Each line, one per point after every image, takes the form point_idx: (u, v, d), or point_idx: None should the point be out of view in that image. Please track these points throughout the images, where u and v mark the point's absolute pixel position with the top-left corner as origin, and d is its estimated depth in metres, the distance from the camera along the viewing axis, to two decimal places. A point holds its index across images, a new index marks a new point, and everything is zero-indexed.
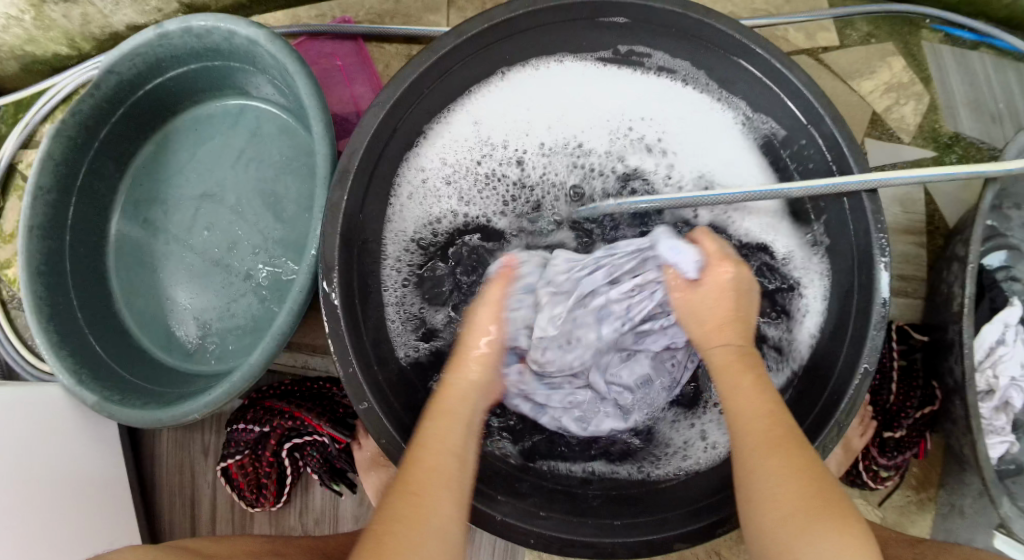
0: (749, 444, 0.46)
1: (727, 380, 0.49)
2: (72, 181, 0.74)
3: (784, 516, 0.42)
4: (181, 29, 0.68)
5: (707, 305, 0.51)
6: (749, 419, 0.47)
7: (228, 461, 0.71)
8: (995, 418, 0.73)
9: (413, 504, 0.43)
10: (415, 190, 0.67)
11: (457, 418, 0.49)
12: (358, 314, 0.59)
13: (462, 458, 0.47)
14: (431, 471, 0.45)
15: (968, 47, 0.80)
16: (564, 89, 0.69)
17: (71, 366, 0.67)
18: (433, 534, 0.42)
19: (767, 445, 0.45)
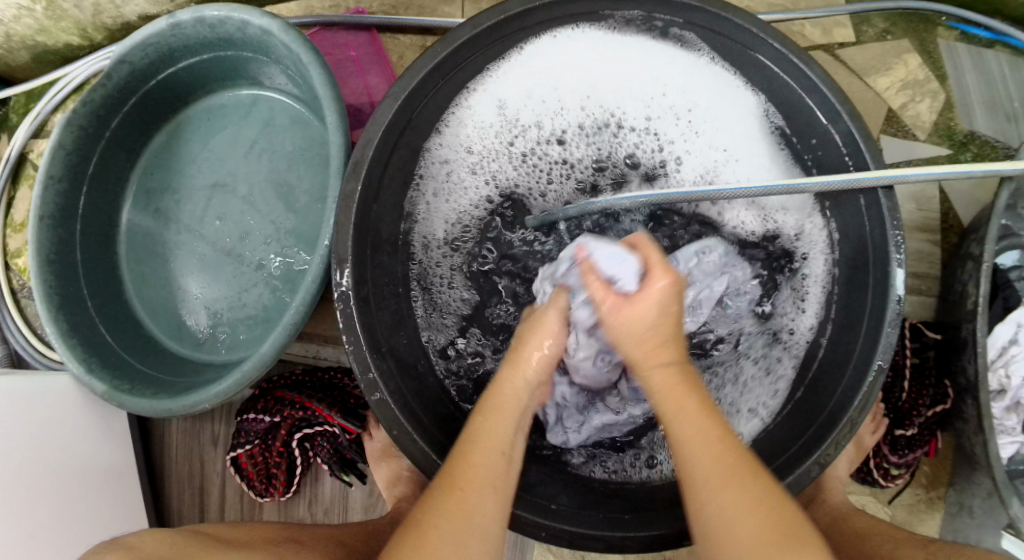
0: (700, 472, 0.43)
1: (665, 402, 0.45)
2: (83, 171, 0.74)
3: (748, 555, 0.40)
4: (193, 19, 0.68)
5: (635, 324, 0.47)
6: (695, 448, 0.43)
7: (238, 450, 0.72)
8: (1006, 418, 0.72)
9: (455, 499, 0.44)
10: (438, 186, 0.68)
11: (508, 422, 0.48)
12: (375, 307, 0.60)
13: (509, 456, 0.47)
14: (478, 470, 0.45)
15: (985, 45, 0.79)
16: (582, 81, 0.68)
17: (81, 355, 0.67)
18: (474, 533, 0.43)
19: (719, 472, 0.42)
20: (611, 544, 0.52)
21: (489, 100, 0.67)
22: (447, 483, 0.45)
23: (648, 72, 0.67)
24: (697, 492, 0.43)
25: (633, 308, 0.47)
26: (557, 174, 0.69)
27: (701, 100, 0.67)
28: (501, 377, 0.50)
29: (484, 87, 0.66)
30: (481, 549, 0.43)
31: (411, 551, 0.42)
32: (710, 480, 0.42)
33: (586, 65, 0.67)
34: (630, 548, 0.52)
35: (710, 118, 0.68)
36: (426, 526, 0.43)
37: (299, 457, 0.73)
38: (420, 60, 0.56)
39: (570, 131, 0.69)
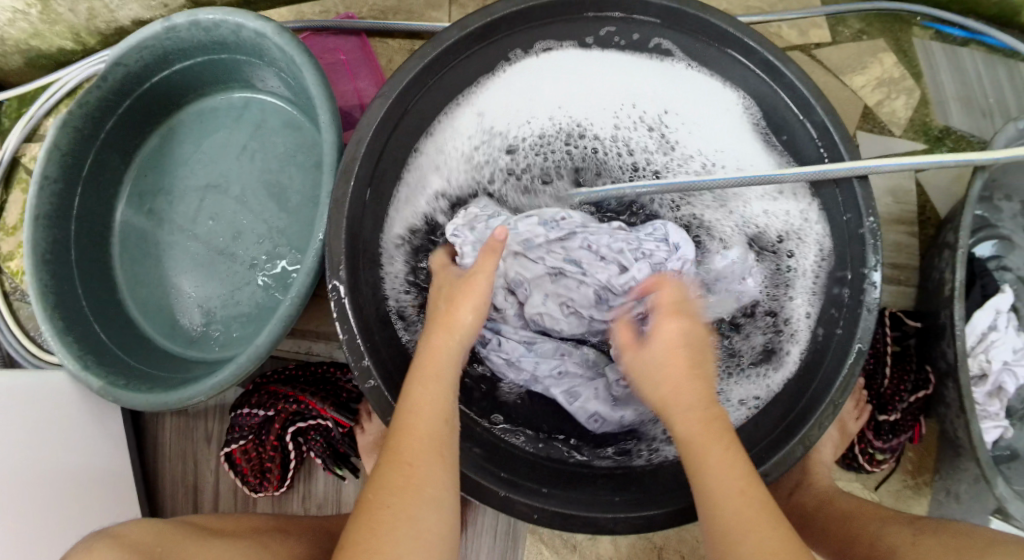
0: (729, 507, 0.43)
1: (697, 435, 0.46)
2: (78, 171, 0.75)
3: None
4: (188, 22, 0.69)
5: (663, 366, 0.50)
6: (721, 491, 0.44)
7: (232, 446, 0.72)
8: (988, 403, 0.74)
9: (405, 474, 0.45)
10: (412, 182, 0.67)
11: (445, 386, 0.49)
12: (365, 301, 0.60)
13: (451, 421, 0.48)
14: (421, 440, 0.46)
15: (959, 43, 0.82)
16: (562, 76, 0.69)
17: (76, 352, 0.68)
18: (428, 503, 0.44)
19: (744, 507, 0.43)
20: (602, 525, 0.54)
21: (471, 113, 0.68)
22: (392, 456, 0.46)
23: (624, 81, 0.69)
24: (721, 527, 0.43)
25: (650, 347, 0.52)
26: (535, 180, 0.69)
27: (676, 105, 0.69)
28: (434, 342, 0.50)
29: (468, 93, 0.67)
30: (436, 520, 0.44)
31: (367, 532, 0.43)
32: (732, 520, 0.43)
33: (565, 76, 0.69)
34: (620, 531, 0.54)
35: (687, 114, 0.69)
36: (376, 503, 0.45)
37: (292, 451, 0.73)
38: (406, 66, 0.58)
39: (543, 135, 0.69)
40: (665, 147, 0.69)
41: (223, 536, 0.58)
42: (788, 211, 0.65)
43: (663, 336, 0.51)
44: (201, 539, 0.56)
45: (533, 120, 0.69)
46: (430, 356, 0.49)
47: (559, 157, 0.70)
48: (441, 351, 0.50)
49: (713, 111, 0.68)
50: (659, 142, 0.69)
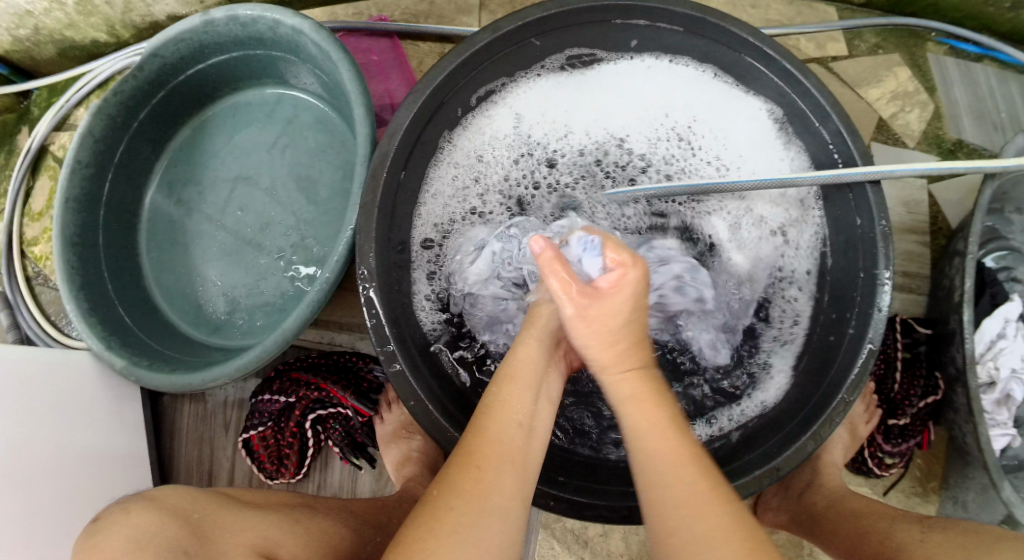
0: (666, 490, 0.45)
1: (631, 411, 0.49)
2: (110, 158, 0.77)
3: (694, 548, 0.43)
4: (227, 17, 0.72)
5: (595, 321, 0.50)
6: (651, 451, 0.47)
7: (251, 432, 0.74)
8: (997, 412, 0.76)
9: (474, 477, 0.45)
10: (447, 183, 0.69)
11: (525, 389, 0.50)
12: (394, 293, 0.61)
13: (527, 429, 0.49)
14: (493, 445, 0.47)
15: (972, 59, 0.84)
16: (593, 81, 0.72)
17: (100, 332, 0.69)
18: (492, 510, 0.44)
19: (680, 492, 0.45)
20: (621, 512, 0.54)
21: (507, 113, 0.70)
22: (465, 458, 0.46)
23: (660, 95, 0.72)
24: (664, 515, 0.45)
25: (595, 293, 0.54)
26: (558, 177, 0.71)
27: (698, 113, 0.71)
28: (525, 343, 0.53)
29: (503, 99, 0.70)
30: (498, 531, 0.44)
31: (424, 530, 0.43)
32: (676, 502, 0.44)
33: (594, 81, 0.72)
34: (635, 517, 0.54)
35: (711, 122, 0.71)
36: (442, 502, 0.44)
37: (311, 439, 0.75)
38: (438, 67, 0.59)
39: (571, 138, 0.72)
40: (690, 154, 0.71)
41: None
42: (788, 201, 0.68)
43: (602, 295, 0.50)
44: None
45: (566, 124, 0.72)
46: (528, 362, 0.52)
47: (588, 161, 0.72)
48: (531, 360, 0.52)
49: (736, 119, 0.70)
50: (684, 148, 0.71)
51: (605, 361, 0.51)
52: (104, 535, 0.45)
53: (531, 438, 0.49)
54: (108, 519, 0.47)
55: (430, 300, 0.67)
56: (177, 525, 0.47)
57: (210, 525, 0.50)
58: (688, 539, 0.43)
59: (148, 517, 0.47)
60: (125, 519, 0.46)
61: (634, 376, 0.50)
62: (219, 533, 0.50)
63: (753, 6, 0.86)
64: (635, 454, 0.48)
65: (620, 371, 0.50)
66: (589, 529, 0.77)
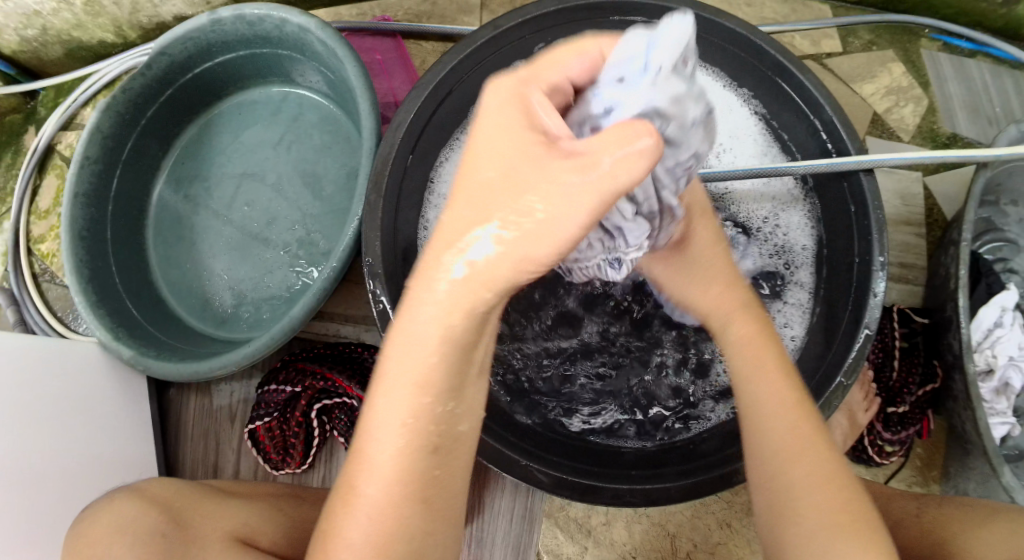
0: (775, 436, 0.48)
1: (743, 362, 0.53)
2: (118, 155, 0.78)
3: (818, 523, 0.44)
4: (233, 16, 0.73)
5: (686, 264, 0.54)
6: (771, 412, 0.49)
7: (257, 422, 0.75)
8: (996, 401, 0.78)
9: (367, 520, 0.39)
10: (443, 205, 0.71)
11: (418, 408, 0.39)
12: None
13: (434, 447, 0.40)
14: (389, 478, 0.39)
15: (966, 54, 0.86)
16: None
17: (108, 324, 0.70)
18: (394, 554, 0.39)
19: (790, 437, 0.48)
20: (621, 496, 0.56)
21: None
22: (351, 491, 0.40)
23: None
24: (767, 462, 0.48)
25: (585, 145, 0.37)
26: None
27: None
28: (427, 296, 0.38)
29: None
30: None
31: None
32: (784, 446, 0.48)
33: None
34: (637, 500, 0.56)
35: None
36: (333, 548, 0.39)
37: (317, 429, 0.76)
38: (440, 62, 0.61)
39: None
40: None
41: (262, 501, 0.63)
42: (775, 198, 0.71)
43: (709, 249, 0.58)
44: None
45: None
46: (427, 349, 0.38)
47: None
48: (432, 362, 0.38)
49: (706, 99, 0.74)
50: None
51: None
52: (92, 522, 0.56)
53: (433, 453, 0.40)
54: (96, 508, 0.57)
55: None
56: (157, 511, 0.57)
57: None
58: (792, 480, 0.46)
59: (131, 506, 0.57)
60: (110, 510, 0.56)
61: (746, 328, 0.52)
62: (197, 518, 0.59)
63: (747, 5, 0.88)
64: (752, 421, 0.50)
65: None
66: (592, 518, 0.77)
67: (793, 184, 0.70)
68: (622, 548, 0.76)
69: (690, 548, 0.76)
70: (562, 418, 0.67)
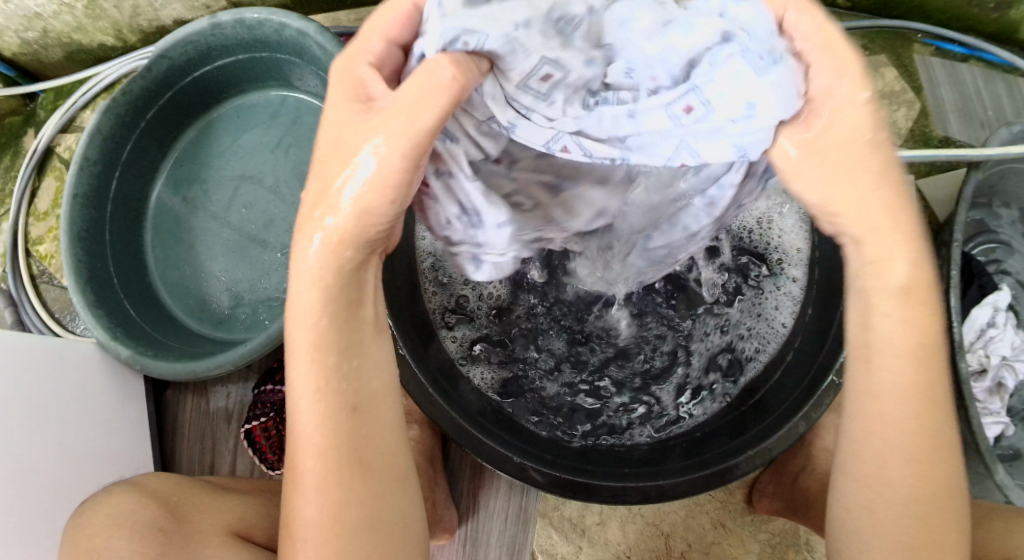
0: (897, 436, 0.43)
1: (889, 338, 0.42)
2: (117, 156, 0.78)
3: (902, 537, 0.43)
4: (233, 20, 0.74)
5: (828, 147, 0.37)
6: (901, 406, 0.42)
7: (254, 423, 0.75)
8: (989, 401, 0.79)
9: (320, 493, 0.42)
10: None
11: (326, 377, 0.41)
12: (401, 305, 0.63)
13: (354, 409, 0.42)
14: (321, 449, 0.41)
15: (959, 59, 0.87)
16: None
17: (107, 324, 0.71)
18: (348, 522, 0.42)
19: (913, 440, 0.43)
20: (618, 493, 0.56)
21: None
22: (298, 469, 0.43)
23: None
24: (878, 458, 0.44)
25: (396, 97, 0.35)
26: None
27: None
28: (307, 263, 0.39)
29: None
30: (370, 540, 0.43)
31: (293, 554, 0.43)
32: (903, 450, 0.43)
33: None
34: (632, 498, 0.56)
35: None
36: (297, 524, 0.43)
37: None
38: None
39: None
40: None
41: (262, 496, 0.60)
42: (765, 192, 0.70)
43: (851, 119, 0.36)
44: None
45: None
46: (311, 314, 0.40)
47: None
48: (314, 326, 0.40)
49: None
50: None
51: (830, 192, 0.39)
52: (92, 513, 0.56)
53: (345, 416, 0.41)
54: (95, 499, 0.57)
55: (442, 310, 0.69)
56: (156, 504, 0.57)
57: None
58: (897, 490, 0.43)
59: (130, 497, 0.57)
60: (110, 500, 0.57)
61: (920, 260, 0.40)
62: (195, 511, 0.59)
63: None
64: (879, 412, 0.43)
65: (868, 194, 0.38)
66: (587, 518, 0.77)
67: None
68: (617, 548, 0.77)
69: (685, 548, 0.76)
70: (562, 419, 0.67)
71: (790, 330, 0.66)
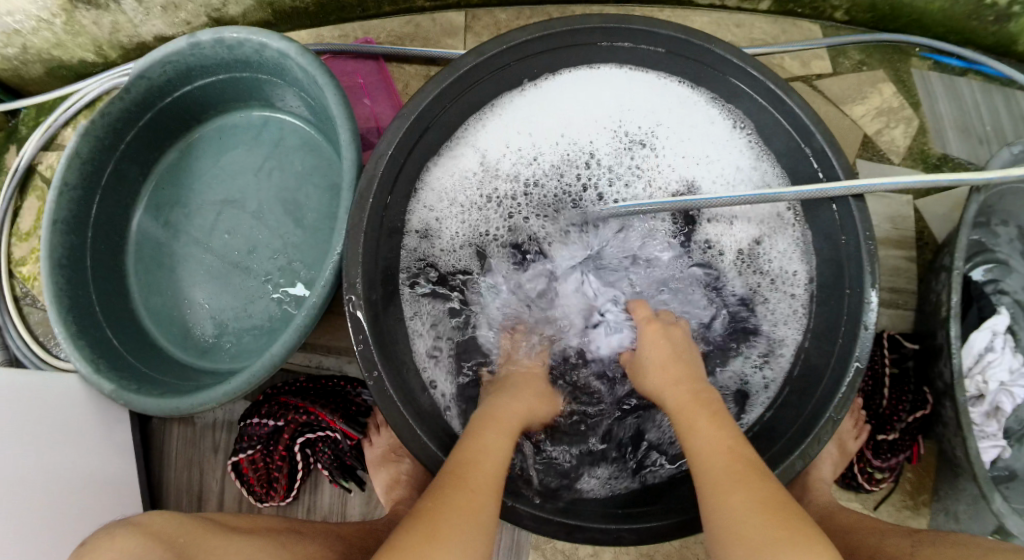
0: (706, 470, 0.50)
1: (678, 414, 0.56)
2: (97, 180, 0.76)
3: (756, 546, 0.44)
4: (213, 39, 0.72)
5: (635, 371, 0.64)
6: (704, 450, 0.52)
7: (240, 456, 0.74)
8: (987, 424, 0.78)
9: (467, 497, 0.49)
10: (422, 222, 0.70)
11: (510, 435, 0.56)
12: (387, 344, 0.61)
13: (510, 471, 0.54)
14: (486, 475, 0.51)
15: (957, 73, 0.86)
16: (556, 102, 0.72)
17: (89, 355, 0.69)
18: (479, 529, 0.48)
19: (724, 469, 0.50)
20: (612, 534, 0.55)
21: (470, 154, 0.71)
22: (458, 479, 0.50)
23: (613, 105, 0.73)
24: (708, 495, 0.49)
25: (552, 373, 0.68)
26: (535, 206, 0.72)
27: (665, 122, 0.73)
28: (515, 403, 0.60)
29: (468, 140, 0.70)
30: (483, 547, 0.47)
31: (420, 541, 0.45)
32: (718, 478, 0.49)
33: (555, 102, 0.72)
34: (626, 539, 0.55)
35: (675, 128, 0.72)
36: (436, 514, 0.48)
37: (300, 462, 0.76)
38: (421, 93, 0.59)
39: (541, 166, 0.72)
40: (653, 161, 0.73)
41: (258, 542, 0.59)
42: (767, 220, 0.70)
43: (649, 338, 0.64)
44: (211, 530, 0.58)
45: (536, 153, 0.72)
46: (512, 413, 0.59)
47: (564, 186, 0.72)
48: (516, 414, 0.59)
49: (697, 119, 0.72)
50: (649, 150, 0.73)
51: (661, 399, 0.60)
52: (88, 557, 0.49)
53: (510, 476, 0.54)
54: None
55: (423, 338, 0.68)
56: (159, 547, 0.51)
57: (192, 549, 0.54)
58: (729, 512, 0.47)
59: (129, 541, 0.51)
60: (110, 544, 0.50)
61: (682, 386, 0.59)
62: (202, 555, 0.53)
63: (736, 26, 0.87)
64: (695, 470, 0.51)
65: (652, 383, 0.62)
66: (579, 549, 0.76)
67: (785, 209, 0.69)
68: None
69: None
70: (549, 460, 0.66)
71: (791, 362, 0.67)
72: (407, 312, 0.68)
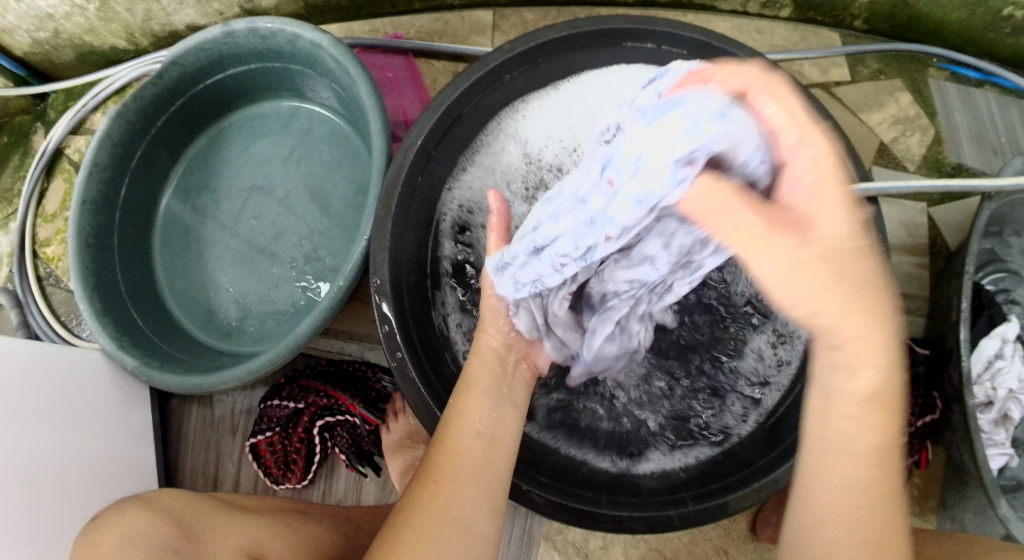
0: (838, 493, 0.39)
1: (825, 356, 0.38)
2: (126, 163, 0.78)
3: None
4: (247, 29, 0.73)
5: (777, 238, 0.35)
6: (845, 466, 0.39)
7: (259, 437, 0.76)
8: (995, 431, 0.79)
9: (433, 490, 0.48)
10: (460, 212, 0.71)
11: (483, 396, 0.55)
12: (412, 326, 0.62)
13: (487, 438, 0.52)
14: (455, 455, 0.50)
15: (973, 84, 0.87)
16: (595, 96, 0.72)
17: (112, 331, 0.71)
18: (451, 519, 0.47)
19: (865, 506, 0.39)
20: (623, 523, 0.56)
21: (508, 147, 0.72)
22: (428, 470, 0.50)
23: None
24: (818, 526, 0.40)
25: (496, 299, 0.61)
26: None
27: None
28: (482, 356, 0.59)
29: (506, 133, 0.72)
30: (459, 538, 0.46)
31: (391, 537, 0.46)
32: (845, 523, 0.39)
33: (591, 94, 0.72)
34: (637, 528, 0.56)
35: None
36: (403, 515, 0.47)
37: (318, 445, 0.77)
38: (449, 87, 0.61)
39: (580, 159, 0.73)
40: None
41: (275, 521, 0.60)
42: None
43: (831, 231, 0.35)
44: (227, 509, 0.59)
45: (570, 146, 0.72)
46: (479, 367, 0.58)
47: None
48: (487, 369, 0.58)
49: None
50: None
51: (788, 275, 0.36)
52: (108, 531, 0.51)
53: (492, 447, 0.52)
54: None
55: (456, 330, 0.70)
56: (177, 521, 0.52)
57: (202, 529, 0.55)
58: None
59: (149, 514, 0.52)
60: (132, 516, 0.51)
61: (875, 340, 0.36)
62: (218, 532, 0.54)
63: (757, 33, 0.89)
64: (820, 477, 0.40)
65: (798, 260, 0.35)
66: (589, 541, 0.78)
67: None
68: None
69: None
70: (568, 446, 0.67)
71: None
72: (441, 299, 0.70)
